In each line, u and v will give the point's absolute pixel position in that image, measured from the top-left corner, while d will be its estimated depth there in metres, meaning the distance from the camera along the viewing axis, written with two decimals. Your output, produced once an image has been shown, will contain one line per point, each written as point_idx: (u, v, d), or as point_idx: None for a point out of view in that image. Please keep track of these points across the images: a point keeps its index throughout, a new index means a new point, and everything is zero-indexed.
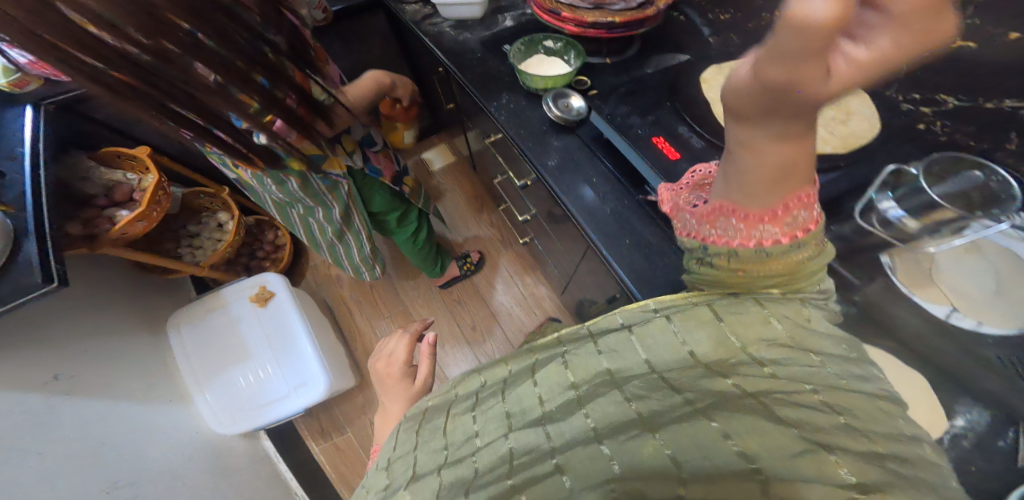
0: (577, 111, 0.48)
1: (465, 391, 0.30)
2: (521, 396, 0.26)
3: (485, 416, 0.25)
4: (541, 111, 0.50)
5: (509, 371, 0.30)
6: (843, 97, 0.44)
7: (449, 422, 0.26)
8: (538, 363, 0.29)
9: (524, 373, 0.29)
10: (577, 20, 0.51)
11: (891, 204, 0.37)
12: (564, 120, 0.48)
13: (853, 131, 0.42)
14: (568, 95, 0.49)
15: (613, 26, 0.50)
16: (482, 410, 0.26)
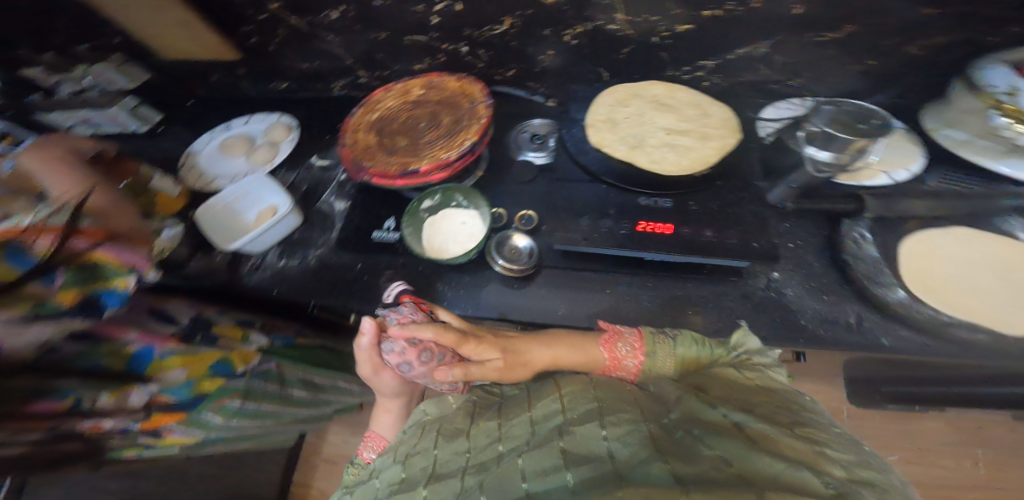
0: (520, 265, 0.80)
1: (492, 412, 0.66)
2: (542, 409, 0.58)
3: (511, 424, 0.59)
4: (498, 269, 0.81)
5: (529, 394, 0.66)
6: (684, 97, 0.92)
7: (476, 429, 0.60)
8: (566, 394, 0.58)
9: (551, 390, 0.62)
10: (444, 163, 0.86)
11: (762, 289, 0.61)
12: (516, 273, 0.80)
13: (708, 150, 0.83)
14: (503, 248, 0.82)
15: (453, 158, 0.86)
16: (509, 422, 0.59)
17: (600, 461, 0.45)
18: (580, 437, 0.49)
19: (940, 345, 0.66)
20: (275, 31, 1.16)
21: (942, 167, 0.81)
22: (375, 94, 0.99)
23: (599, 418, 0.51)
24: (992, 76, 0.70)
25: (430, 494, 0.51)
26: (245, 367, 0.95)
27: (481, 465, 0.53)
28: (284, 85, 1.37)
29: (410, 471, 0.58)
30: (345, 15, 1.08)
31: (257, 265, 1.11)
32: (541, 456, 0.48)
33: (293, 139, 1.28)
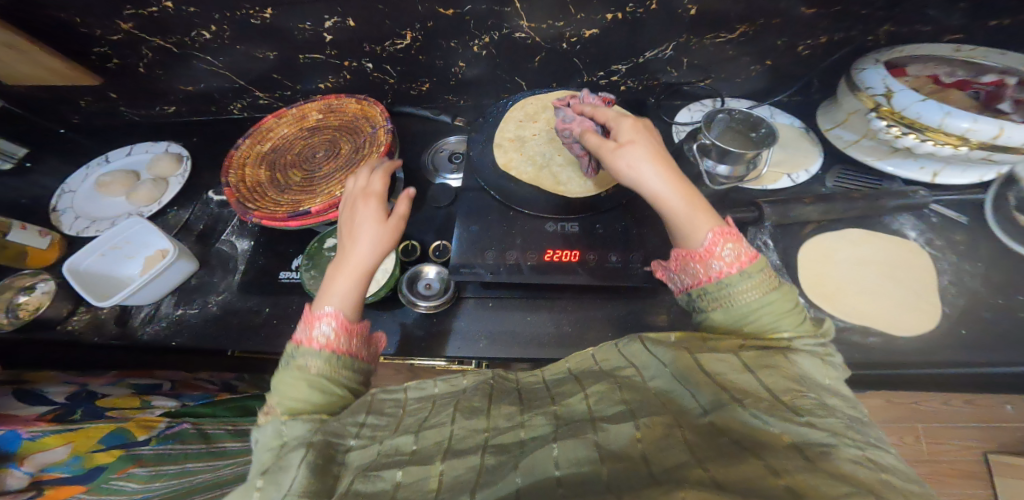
0: (432, 295, 0.78)
1: (515, 392, 0.58)
2: (569, 403, 0.52)
3: (534, 412, 0.53)
4: (408, 301, 0.78)
5: (548, 382, 0.60)
6: (594, 105, 0.89)
7: (496, 408, 0.53)
8: (583, 386, 0.54)
9: (573, 385, 0.56)
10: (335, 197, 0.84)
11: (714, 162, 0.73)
12: (428, 305, 0.77)
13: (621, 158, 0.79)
14: (412, 281, 0.80)
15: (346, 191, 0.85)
16: (532, 409, 0.53)
17: (640, 465, 0.41)
18: (615, 438, 0.45)
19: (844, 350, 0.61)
20: (138, 53, 1.06)
21: (840, 165, 0.81)
22: (267, 120, 1.01)
23: (633, 416, 0.47)
24: (868, 78, 0.73)
25: (448, 470, 0.45)
26: (150, 433, 0.77)
27: (508, 450, 0.47)
28: (171, 109, 1.27)
29: (421, 442, 0.49)
30: (211, 33, 0.99)
31: (149, 317, 0.97)
32: (571, 445, 0.45)
33: (184, 171, 1.17)
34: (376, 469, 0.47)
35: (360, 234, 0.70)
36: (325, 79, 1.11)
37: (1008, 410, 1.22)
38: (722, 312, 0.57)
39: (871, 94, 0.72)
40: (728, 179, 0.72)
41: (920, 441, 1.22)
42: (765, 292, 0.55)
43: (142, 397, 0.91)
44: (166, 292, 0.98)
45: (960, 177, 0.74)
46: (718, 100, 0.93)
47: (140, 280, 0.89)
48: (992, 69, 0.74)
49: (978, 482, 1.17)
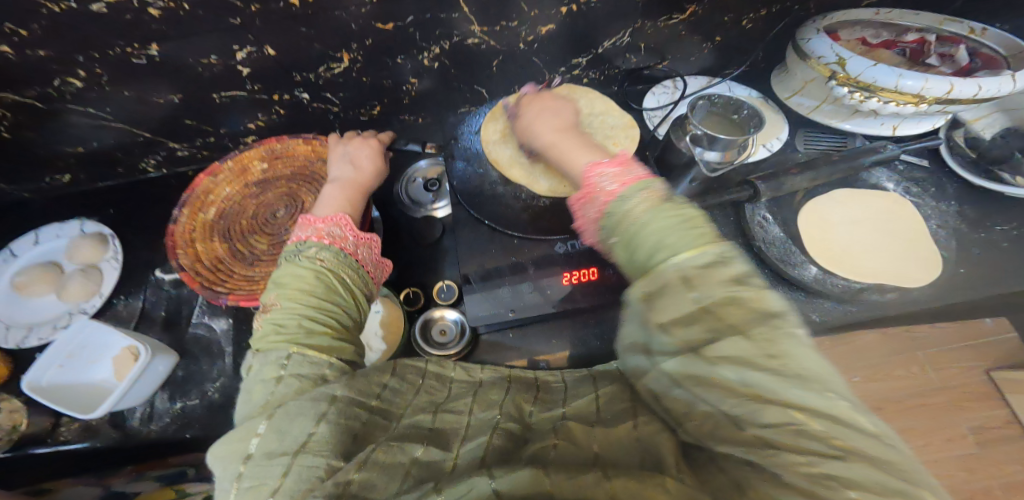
0: (450, 346, 0.74)
1: (532, 391, 0.60)
2: (578, 405, 0.55)
3: (545, 415, 0.54)
4: (426, 353, 0.75)
5: (567, 382, 0.62)
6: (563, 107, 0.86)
7: (512, 401, 0.56)
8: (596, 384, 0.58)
9: (585, 390, 0.58)
10: None
11: (701, 152, 0.73)
12: (449, 355, 0.74)
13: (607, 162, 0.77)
14: (426, 334, 0.76)
15: None
16: (545, 412, 0.55)
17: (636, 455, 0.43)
18: (617, 440, 0.46)
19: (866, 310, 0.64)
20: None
21: (803, 129, 0.82)
22: (200, 181, 0.88)
23: (635, 416, 0.49)
24: (817, 46, 0.72)
25: (459, 457, 0.46)
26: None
27: (513, 442, 0.48)
28: (65, 177, 1.08)
29: (441, 423, 0.50)
30: (81, 81, 0.81)
31: (146, 416, 0.88)
32: (574, 448, 0.45)
33: (116, 253, 1.02)
34: (395, 440, 0.47)
35: (351, 173, 0.78)
36: (253, 117, 0.98)
37: (986, 324, 1.40)
38: (620, 243, 0.52)
39: (824, 63, 0.71)
40: (721, 165, 0.74)
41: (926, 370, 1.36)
42: (654, 206, 0.51)
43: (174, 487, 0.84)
44: (161, 384, 0.90)
45: (917, 127, 0.78)
46: (677, 80, 0.89)
47: (123, 384, 0.80)
48: (911, 28, 0.75)
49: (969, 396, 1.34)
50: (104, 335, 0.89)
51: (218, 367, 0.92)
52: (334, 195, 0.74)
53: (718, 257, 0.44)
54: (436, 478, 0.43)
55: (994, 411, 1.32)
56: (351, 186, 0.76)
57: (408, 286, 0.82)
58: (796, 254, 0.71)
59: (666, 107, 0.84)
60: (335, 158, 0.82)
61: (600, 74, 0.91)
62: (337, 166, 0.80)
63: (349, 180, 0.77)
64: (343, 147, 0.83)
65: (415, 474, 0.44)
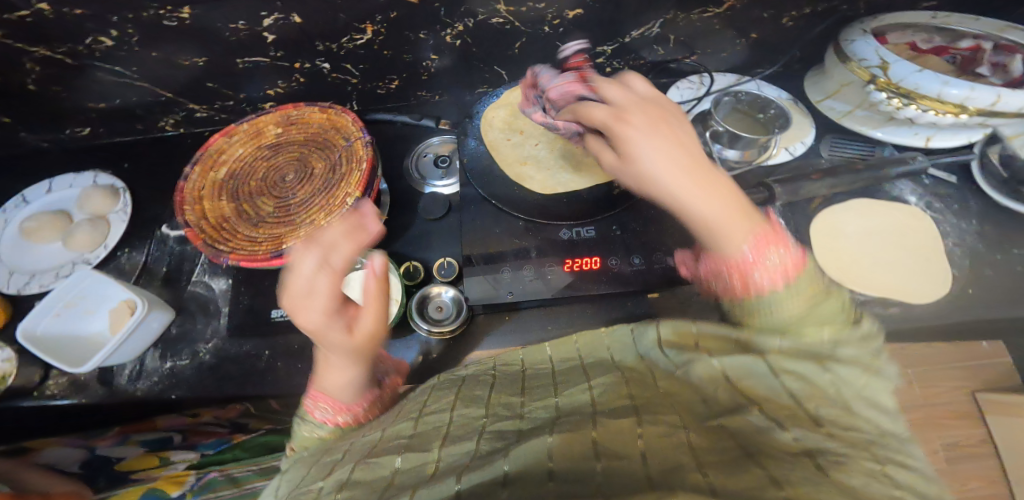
0: (447, 323, 0.74)
1: (517, 386, 0.57)
2: (570, 397, 0.51)
3: (535, 405, 0.52)
4: (420, 329, 0.74)
5: (553, 368, 0.59)
6: None
7: (496, 400, 0.54)
8: (588, 371, 0.56)
9: (578, 378, 0.55)
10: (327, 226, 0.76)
11: (717, 149, 0.73)
12: (443, 331, 0.74)
13: None
14: (423, 311, 0.75)
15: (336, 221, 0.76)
16: (534, 402, 0.52)
17: (630, 457, 0.39)
18: (616, 432, 0.42)
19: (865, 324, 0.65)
20: (20, 66, 0.87)
21: (830, 134, 0.80)
22: (216, 140, 0.89)
23: (634, 412, 0.44)
24: (859, 49, 0.70)
25: (445, 455, 0.45)
26: (181, 488, 0.81)
27: (503, 439, 0.46)
28: (86, 130, 1.09)
29: (423, 426, 0.51)
30: (112, 40, 0.83)
31: (135, 373, 0.88)
32: (570, 439, 0.42)
33: (125, 206, 1.03)
34: (375, 458, 0.47)
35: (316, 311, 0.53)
36: (273, 83, 0.98)
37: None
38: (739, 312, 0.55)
39: (866, 66, 0.69)
40: (738, 164, 0.74)
41: None
42: (809, 304, 0.50)
43: (158, 454, 0.87)
44: (153, 341, 0.89)
45: (952, 140, 0.75)
46: (704, 75, 0.89)
47: (115, 339, 0.80)
48: (970, 33, 0.73)
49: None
50: (100, 287, 0.89)
51: (213, 326, 0.92)
52: (305, 312, 0.53)
53: (842, 326, 0.48)
54: (415, 484, 0.42)
55: None
56: (313, 293, 0.52)
57: (410, 260, 0.81)
58: None
59: (689, 102, 0.83)
60: (295, 280, 0.53)
61: (622, 64, 0.90)
62: (295, 287, 0.53)
63: (312, 283, 0.52)
64: (297, 268, 0.53)
65: (397, 481, 0.43)
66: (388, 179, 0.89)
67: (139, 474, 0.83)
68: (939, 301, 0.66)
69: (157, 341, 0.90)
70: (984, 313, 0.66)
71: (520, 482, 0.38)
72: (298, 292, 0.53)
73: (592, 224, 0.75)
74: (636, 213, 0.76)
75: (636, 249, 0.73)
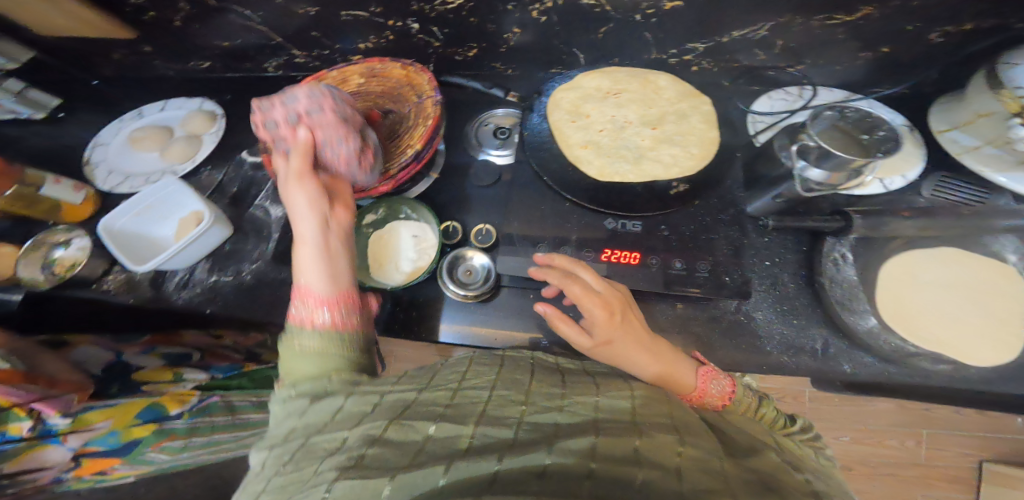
0: (474, 288, 0.74)
1: (557, 380, 0.55)
2: (609, 402, 0.49)
3: (573, 401, 0.50)
4: (446, 288, 0.75)
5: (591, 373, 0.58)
6: (661, 86, 0.84)
7: (536, 389, 0.52)
8: (631, 386, 0.54)
9: (618, 387, 0.53)
10: (387, 175, 0.77)
11: (802, 164, 0.64)
12: (467, 295, 0.74)
13: (700, 150, 0.76)
14: (453, 270, 0.76)
15: (394, 172, 0.77)
16: (573, 398, 0.50)
17: (670, 472, 0.38)
18: (658, 447, 0.41)
19: (906, 374, 0.64)
20: (172, 4, 0.94)
21: (941, 172, 0.76)
22: (299, 82, 0.92)
23: (677, 436, 0.43)
24: (1020, 77, 0.64)
25: (480, 435, 0.43)
26: (182, 408, 0.80)
27: (541, 429, 0.44)
28: (205, 65, 1.15)
29: (460, 398, 0.49)
30: None
31: (183, 281, 0.95)
32: (612, 443, 0.41)
33: (217, 130, 1.10)
34: (410, 420, 0.45)
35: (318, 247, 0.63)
36: (364, 38, 1.01)
37: (1017, 422, 1.23)
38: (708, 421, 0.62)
39: (1019, 95, 0.64)
40: (821, 186, 0.66)
41: (919, 445, 1.24)
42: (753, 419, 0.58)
43: (173, 368, 0.84)
44: (205, 257, 0.95)
45: None
46: (805, 88, 0.86)
47: (175, 247, 0.86)
48: None
49: (960, 486, 1.23)
50: (175, 197, 0.95)
51: (257, 249, 0.97)
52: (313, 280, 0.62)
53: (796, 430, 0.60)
54: (450, 455, 0.40)
55: (957, 494, 1.22)
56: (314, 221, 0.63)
57: (449, 221, 0.82)
58: (857, 301, 0.66)
59: (779, 114, 0.81)
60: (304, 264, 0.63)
61: (710, 64, 0.87)
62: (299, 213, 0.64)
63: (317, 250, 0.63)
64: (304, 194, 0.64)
65: (427, 451, 0.42)
66: (448, 142, 0.91)
67: (150, 384, 0.79)
68: (998, 371, 0.62)
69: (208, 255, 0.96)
70: None
71: (560, 477, 0.37)
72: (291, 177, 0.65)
73: (642, 216, 0.73)
74: (690, 217, 0.72)
75: (680, 254, 0.70)
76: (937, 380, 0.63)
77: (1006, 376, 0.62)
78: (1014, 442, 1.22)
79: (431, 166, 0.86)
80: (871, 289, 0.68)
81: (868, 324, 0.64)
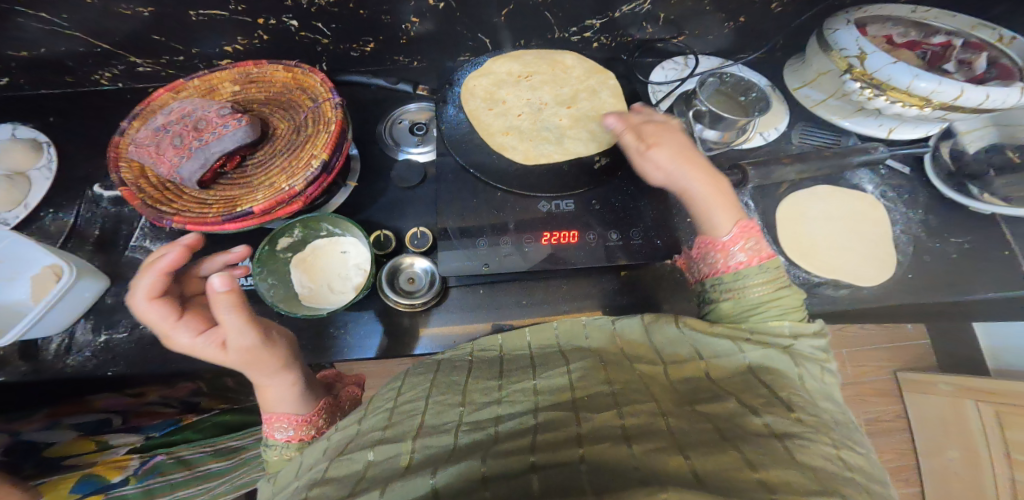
0: (416, 297, 0.71)
1: (496, 369, 0.55)
2: (549, 380, 0.50)
3: (512, 389, 0.50)
4: (388, 300, 0.71)
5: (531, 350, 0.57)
6: (567, 66, 0.86)
7: (473, 386, 0.51)
8: (565, 354, 0.55)
9: (556, 361, 0.53)
10: (294, 193, 0.69)
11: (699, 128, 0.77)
12: (411, 305, 0.71)
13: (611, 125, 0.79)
14: (392, 282, 0.72)
15: (304, 189, 0.70)
16: (511, 386, 0.50)
17: (612, 442, 0.40)
18: (598, 418, 0.42)
19: (815, 302, 0.73)
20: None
21: (803, 123, 0.87)
22: (159, 95, 0.78)
23: (614, 401, 0.45)
24: (841, 38, 0.75)
25: (418, 453, 0.42)
26: (123, 473, 0.77)
27: (481, 432, 0.44)
28: (7, 81, 0.95)
29: (397, 417, 0.47)
30: None
31: (63, 347, 0.79)
32: (553, 426, 0.42)
33: (50, 162, 0.92)
34: (353, 451, 0.44)
35: (272, 371, 0.59)
36: (233, 40, 0.89)
37: (908, 330, 1.50)
38: (731, 301, 0.57)
39: (845, 56, 0.75)
40: (718, 144, 0.78)
41: (843, 365, 1.46)
42: (776, 290, 0.55)
43: (94, 438, 0.83)
44: (83, 310, 0.80)
45: (911, 133, 0.83)
46: (690, 57, 0.92)
47: (39, 307, 0.71)
48: (942, 30, 0.78)
49: (877, 392, 1.45)
50: (10, 251, 0.78)
51: None
52: (284, 404, 0.61)
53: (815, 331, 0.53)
54: (388, 481, 0.40)
55: (886, 404, 1.44)
56: (245, 358, 0.57)
57: (379, 229, 0.78)
58: (765, 246, 0.77)
59: (672, 83, 0.87)
60: (264, 386, 0.60)
61: (608, 40, 0.91)
62: (251, 365, 0.58)
63: (275, 372, 0.59)
64: (229, 345, 0.56)
65: (369, 477, 0.41)
66: (360, 146, 0.85)
67: (71, 457, 0.79)
68: (882, 285, 0.74)
69: (86, 314, 0.81)
70: (920, 299, 0.73)
71: (502, 477, 0.38)
72: (156, 325, 0.55)
73: (570, 195, 0.74)
74: (616, 190, 0.75)
75: (613, 225, 0.73)
76: (837, 303, 0.73)
77: (889, 287, 0.74)
78: (909, 346, 1.49)
79: (347, 174, 0.80)
80: (775, 233, 0.78)
81: (776, 262, 0.75)
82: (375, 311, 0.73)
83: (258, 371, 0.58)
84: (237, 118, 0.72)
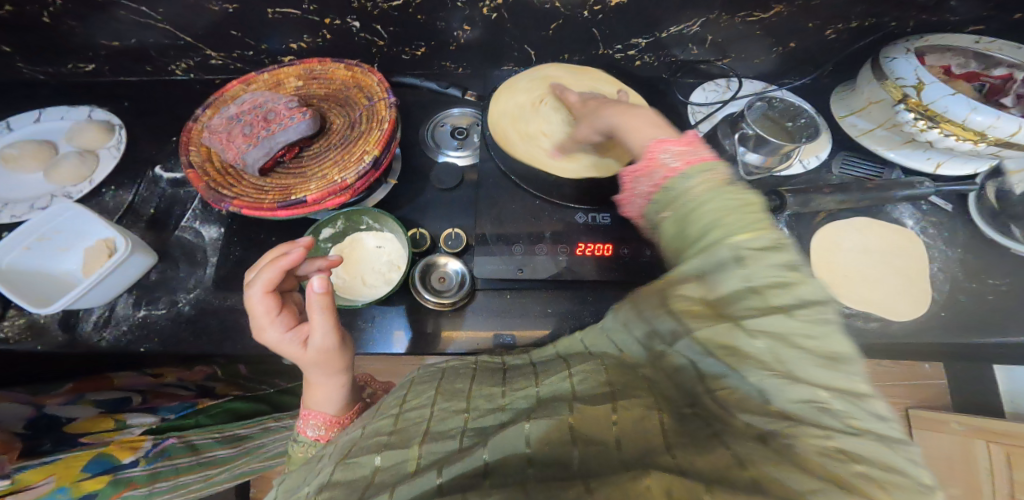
0: (448, 297, 0.72)
1: (499, 379, 0.52)
2: (550, 387, 0.47)
3: (515, 396, 0.47)
4: (420, 298, 0.72)
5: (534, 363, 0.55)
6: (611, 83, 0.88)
7: (477, 391, 0.49)
8: (566, 363, 0.52)
9: (555, 369, 0.51)
10: (347, 185, 0.72)
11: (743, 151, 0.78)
12: (442, 304, 0.72)
13: None
14: (425, 280, 0.74)
15: (354, 182, 0.73)
16: (513, 393, 0.48)
17: (606, 443, 0.37)
18: (591, 414, 0.40)
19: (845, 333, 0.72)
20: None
21: (844, 152, 0.87)
22: (232, 86, 0.83)
23: (610, 395, 0.42)
24: (899, 67, 0.75)
25: (427, 457, 0.40)
26: (135, 454, 0.71)
27: (484, 434, 0.42)
28: (87, 66, 1.02)
29: (403, 423, 0.45)
30: None
31: (103, 319, 0.83)
32: (551, 423, 0.40)
33: (119, 143, 0.97)
34: (357, 455, 0.42)
35: (331, 374, 0.61)
36: (297, 38, 0.94)
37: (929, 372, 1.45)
38: (670, 218, 0.50)
39: (901, 85, 0.74)
40: (760, 169, 0.79)
41: None
42: (712, 188, 0.48)
43: (112, 416, 0.77)
44: (130, 283, 0.84)
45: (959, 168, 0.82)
46: (732, 80, 0.92)
47: (93, 278, 0.75)
48: (1004, 61, 0.76)
49: None
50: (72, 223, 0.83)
51: (192, 276, 0.87)
52: (324, 404, 0.62)
53: (777, 244, 0.42)
54: (394, 484, 0.38)
55: None
56: (320, 358, 0.58)
57: (416, 228, 0.80)
58: None
59: (713, 105, 0.88)
60: (314, 384, 0.61)
61: (652, 58, 0.92)
62: (317, 366, 0.59)
63: (334, 373, 0.61)
64: (310, 343, 0.57)
65: (377, 482, 0.39)
66: (405, 147, 0.88)
67: (90, 433, 0.72)
68: (916, 321, 0.72)
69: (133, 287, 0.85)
70: (957, 339, 0.71)
71: (500, 473, 0.36)
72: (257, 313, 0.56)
73: (607, 209, 0.76)
74: None
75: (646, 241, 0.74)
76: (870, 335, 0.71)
77: (923, 324, 0.72)
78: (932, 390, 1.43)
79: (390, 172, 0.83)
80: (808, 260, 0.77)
81: None
82: (405, 306, 0.75)
83: (321, 371, 0.60)
84: (301, 111, 0.76)
